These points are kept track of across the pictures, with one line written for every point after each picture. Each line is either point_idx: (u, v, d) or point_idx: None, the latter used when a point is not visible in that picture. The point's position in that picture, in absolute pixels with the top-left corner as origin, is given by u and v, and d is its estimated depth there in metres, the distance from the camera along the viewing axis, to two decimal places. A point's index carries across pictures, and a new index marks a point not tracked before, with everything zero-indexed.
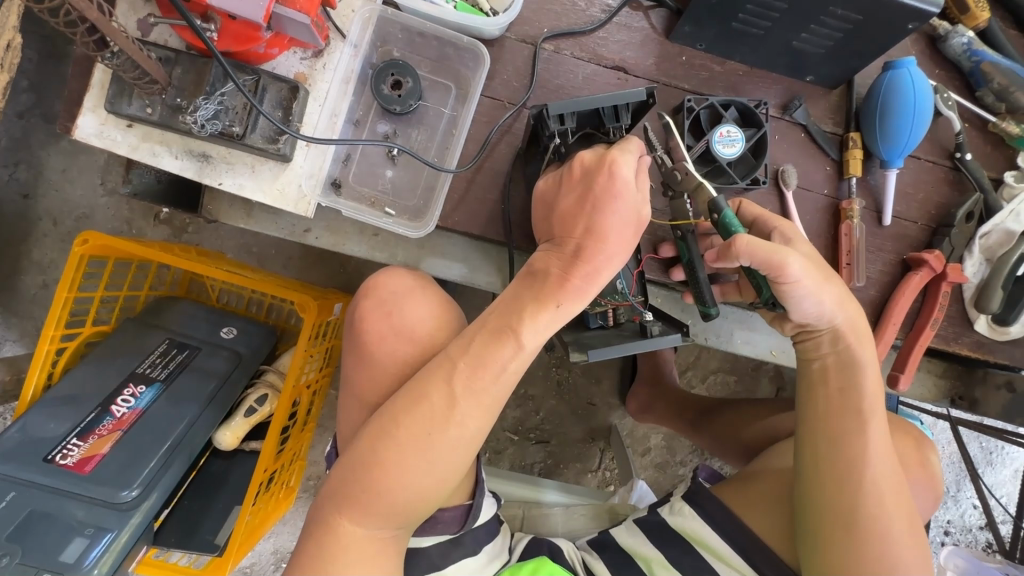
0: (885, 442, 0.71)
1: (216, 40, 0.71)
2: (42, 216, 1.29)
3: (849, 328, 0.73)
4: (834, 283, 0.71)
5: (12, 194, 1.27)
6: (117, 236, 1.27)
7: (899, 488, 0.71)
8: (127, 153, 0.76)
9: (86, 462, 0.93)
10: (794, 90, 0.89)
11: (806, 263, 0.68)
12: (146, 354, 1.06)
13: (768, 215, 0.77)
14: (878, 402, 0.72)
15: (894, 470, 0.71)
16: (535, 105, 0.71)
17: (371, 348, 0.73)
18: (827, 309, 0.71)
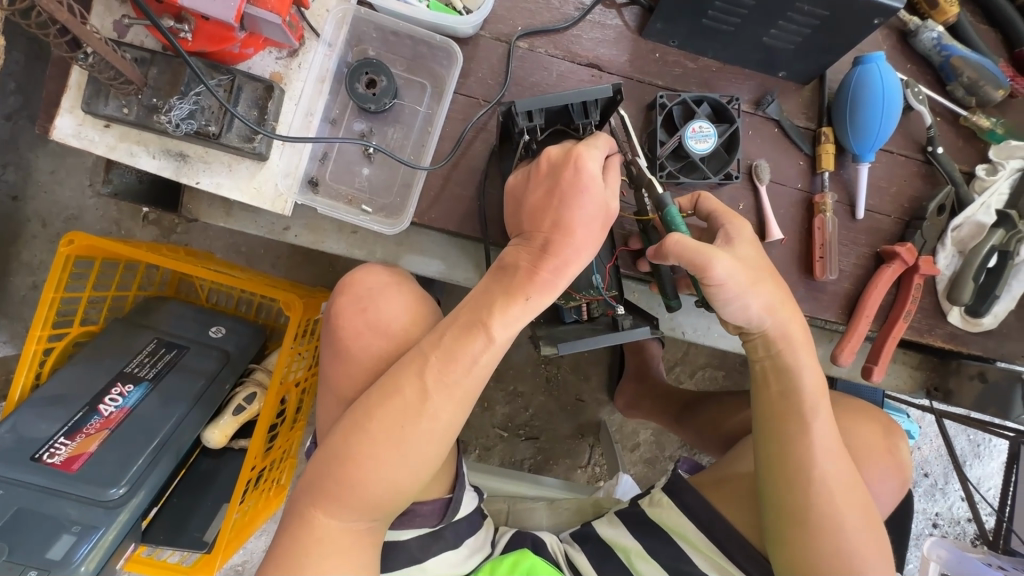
0: (830, 441, 0.74)
1: (190, 41, 0.72)
2: (31, 217, 1.30)
3: (789, 329, 0.75)
4: (762, 287, 0.72)
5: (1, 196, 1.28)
6: (105, 237, 1.28)
7: (850, 484, 0.74)
8: (105, 153, 0.77)
9: (74, 460, 0.94)
10: (767, 86, 0.90)
11: (731, 266, 0.70)
12: (134, 353, 1.07)
13: (723, 210, 0.78)
14: (821, 402, 0.75)
15: (842, 466, 0.74)
16: (505, 102, 0.72)
17: (348, 343, 0.74)
18: (755, 314, 0.73)
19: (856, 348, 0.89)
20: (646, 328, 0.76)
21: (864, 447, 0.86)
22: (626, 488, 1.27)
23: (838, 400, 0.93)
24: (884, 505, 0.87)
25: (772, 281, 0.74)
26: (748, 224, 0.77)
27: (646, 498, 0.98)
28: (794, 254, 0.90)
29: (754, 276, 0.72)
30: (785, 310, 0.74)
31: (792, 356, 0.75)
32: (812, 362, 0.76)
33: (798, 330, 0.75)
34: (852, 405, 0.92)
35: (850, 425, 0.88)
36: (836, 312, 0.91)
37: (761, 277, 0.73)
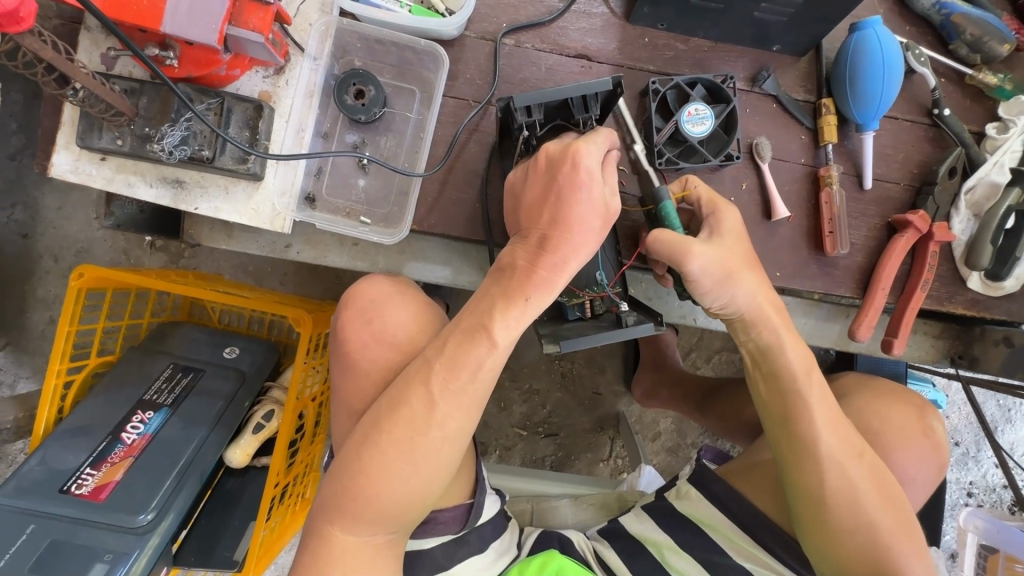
0: (830, 417, 0.72)
1: (177, 67, 0.73)
2: (42, 254, 1.33)
3: (766, 307, 0.73)
4: (742, 277, 0.71)
5: (12, 234, 1.30)
6: (116, 267, 1.30)
7: (861, 457, 0.72)
8: (102, 186, 0.78)
9: (101, 489, 0.96)
10: (762, 61, 0.88)
11: (708, 262, 0.70)
12: (152, 381, 1.09)
13: (709, 197, 0.76)
14: (814, 376, 0.73)
15: (848, 441, 0.72)
16: (499, 99, 0.70)
17: (354, 355, 0.73)
18: (735, 302, 0.73)
19: (874, 322, 0.87)
20: (649, 325, 0.75)
21: (887, 424, 0.84)
22: (649, 480, 1.26)
23: (865, 381, 0.91)
24: (920, 486, 0.84)
25: (746, 268, 0.73)
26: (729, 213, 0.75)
27: (673, 491, 0.98)
28: (802, 230, 0.88)
29: (728, 267, 0.71)
30: (760, 289, 0.73)
31: (778, 333, 0.73)
32: (798, 337, 0.75)
33: (779, 308, 0.74)
34: (879, 386, 0.89)
35: (874, 403, 0.86)
36: (851, 287, 0.89)
37: (734, 266, 0.72)
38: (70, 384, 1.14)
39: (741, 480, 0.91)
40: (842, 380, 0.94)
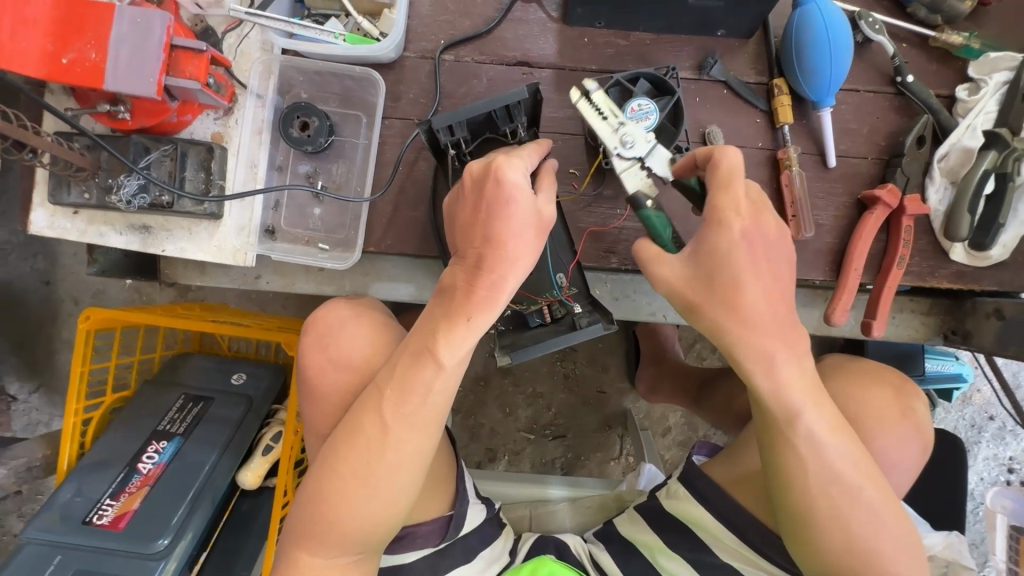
0: (869, 505, 0.63)
1: (131, 119, 0.76)
2: (64, 298, 1.41)
3: (784, 383, 0.62)
4: (738, 292, 0.61)
5: (35, 283, 1.40)
6: (130, 305, 1.38)
7: (900, 533, 0.64)
8: (76, 238, 0.83)
9: (120, 518, 1.01)
10: (708, 47, 0.86)
11: (681, 281, 0.64)
12: (165, 412, 1.14)
13: (717, 184, 0.63)
14: (847, 466, 0.62)
15: (890, 525, 0.63)
16: (418, 118, 0.69)
17: (315, 382, 0.76)
18: (731, 323, 0.62)
19: (850, 304, 0.83)
20: (599, 325, 0.78)
21: (874, 414, 0.80)
22: (649, 477, 1.25)
23: (843, 364, 0.87)
24: (904, 470, 0.81)
25: (744, 316, 0.61)
26: (732, 222, 0.61)
27: (663, 490, 0.96)
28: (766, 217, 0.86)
29: (700, 300, 0.63)
30: (772, 358, 0.62)
31: (798, 423, 0.62)
32: (825, 414, 0.63)
33: (801, 383, 0.62)
34: (857, 370, 0.85)
35: (857, 392, 0.81)
36: (823, 270, 0.86)
37: (710, 301, 0.63)
38: (89, 420, 1.22)
39: (726, 476, 0.88)
40: (821, 363, 0.90)
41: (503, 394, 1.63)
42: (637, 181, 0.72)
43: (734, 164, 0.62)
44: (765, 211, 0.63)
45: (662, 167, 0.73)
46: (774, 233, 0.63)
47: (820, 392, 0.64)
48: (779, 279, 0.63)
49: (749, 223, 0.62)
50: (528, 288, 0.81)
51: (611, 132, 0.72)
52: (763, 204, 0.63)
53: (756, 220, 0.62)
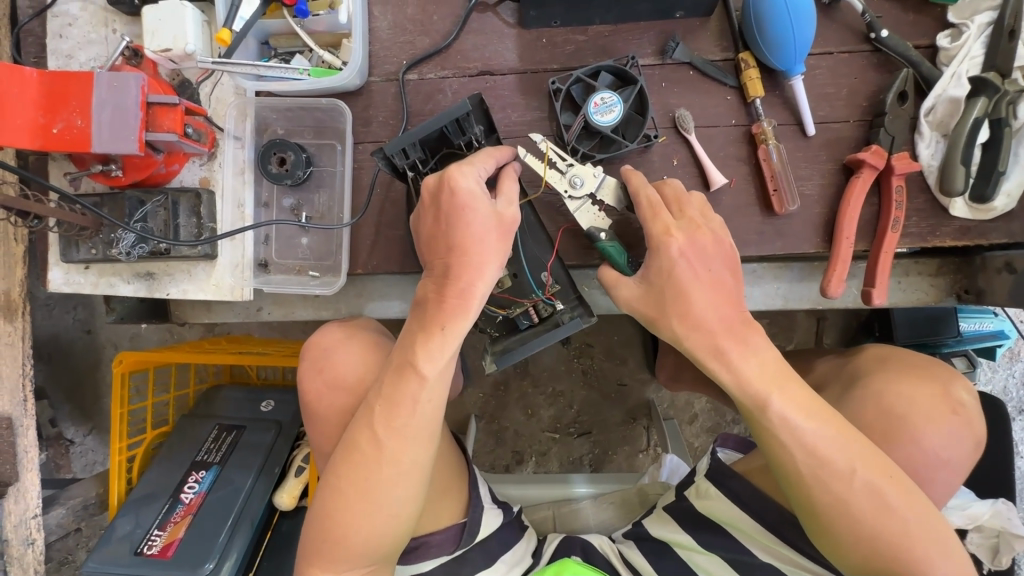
0: (869, 486, 0.61)
1: (123, 175, 0.82)
2: (104, 344, 1.51)
3: (746, 376, 0.64)
4: (689, 296, 0.65)
5: (77, 333, 1.50)
6: (163, 345, 1.47)
7: (914, 516, 0.61)
8: (90, 291, 0.89)
9: (168, 547, 1.08)
10: (668, 31, 0.84)
11: (637, 296, 0.69)
12: (202, 442, 1.21)
13: (647, 207, 0.70)
14: (833, 448, 0.61)
15: (898, 505, 0.61)
16: (374, 149, 0.72)
17: (314, 404, 0.79)
18: (687, 320, 0.66)
19: (846, 275, 0.80)
20: (580, 320, 0.79)
21: (917, 411, 0.72)
22: (671, 468, 1.23)
23: (888, 358, 0.80)
24: (956, 468, 0.73)
25: (692, 324, 0.66)
26: (669, 241, 0.66)
27: (691, 489, 0.95)
28: (748, 194, 0.84)
29: (655, 315, 0.68)
30: (729, 354, 0.65)
31: (771, 411, 0.62)
32: (796, 396, 0.63)
33: (765, 372, 0.64)
34: (899, 363, 0.78)
35: (895, 387, 0.74)
36: (815, 242, 0.83)
37: (663, 313, 0.67)
38: (133, 456, 1.30)
39: (758, 474, 0.86)
40: (861, 356, 0.83)
41: (523, 396, 1.64)
42: (592, 217, 0.78)
43: (651, 193, 0.70)
44: (699, 226, 0.68)
45: (612, 195, 0.78)
46: (712, 244, 0.67)
47: (791, 377, 0.64)
48: (724, 283, 0.66)
49: (685, 240, 0.67)
50: (509, 291, 0.81)
51: (560, 177, 0.78)
52: (700, 223, 0.68)
53: (691, 235, 0.67)
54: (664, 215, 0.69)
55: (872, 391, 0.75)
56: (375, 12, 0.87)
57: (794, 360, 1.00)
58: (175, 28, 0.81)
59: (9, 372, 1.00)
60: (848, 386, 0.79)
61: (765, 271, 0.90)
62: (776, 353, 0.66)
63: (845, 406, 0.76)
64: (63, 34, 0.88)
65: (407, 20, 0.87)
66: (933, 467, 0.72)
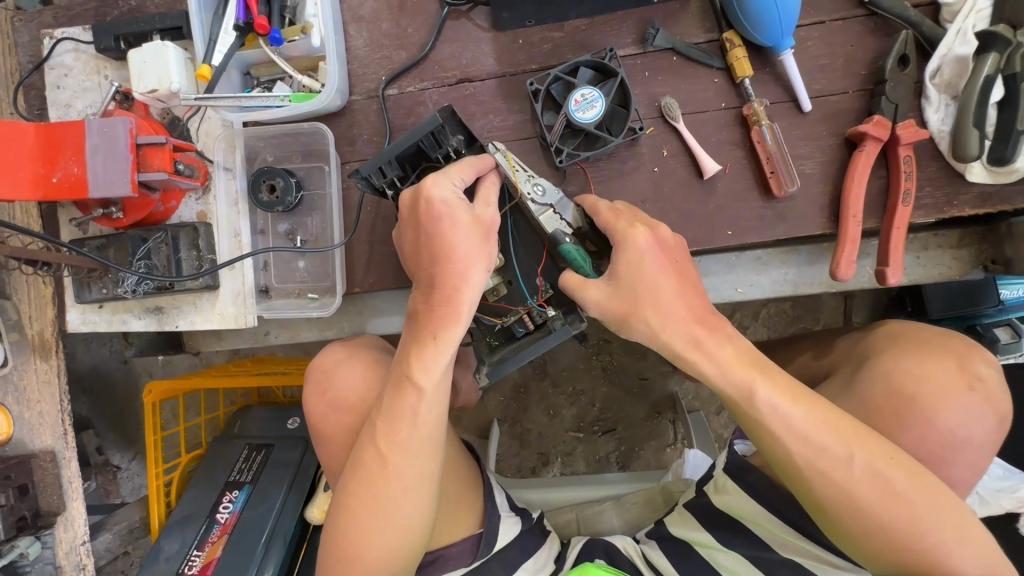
0: (872, 470, 0.60)
1: (124, 216, 0.84)
2: (140, 372, 1.58)
3: (724, 363, 0.64)
4: (659, 292, 0.66)
5: (115, 364, 1.57)
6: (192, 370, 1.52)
7: (925, 501, 0.59)
8: (106, 328, 0.92)
9: (207, 566, 1.12)
10: (648, 17, 0.81)
11: (604, 299, 0.68)
12: (234, 463, 1.24)
13: (607, 211, 0.71)
14: (826, 435, 0.61)
15: (905, 489, 0.60)
16: (351, 172, 0.73)
17: (320, 426, 0.81)
18: (660, 319, 0.66)
19: (856, 256, 0.76)
20: (568, 328, 0.76)
21: (929, 386, 0.72)
22: (694, 464, 1.19)
23: (900, 335, 0.79)
24: (980, 447, 0.71)
25: (667, 316, 0.66)
26: (635, 236, 0.67)
27: (712, 484, 0.94)
28: (743, 178, 0.80)
29: (627, 313, 0.67)
30: (708, 345, 0.65)
31: (757, 400, 0.62)
32: (778, 383, 0.63)
33: (741, 359, 0.64)
34: (910, 341, 0.77)
35: (908, 364, 0.74)
36: (820, 223, 0.79)
37: (638, 308, 0.66)
38: (170, 480, 1.35)
39: None
40: (876, 332, 0.83)
41: (544, 397, 1.62)
42: (556, 223, 0.75)
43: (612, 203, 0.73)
44: (658, 224, 0.70)
45: (574, 216, 0.77)
46: (672, 238, 0.70)
47: (769, 365, 0.65)
48: (683, 279, 0.68)
49: (649, 234, 0.68)
50: (505, 299, 0.80)
51: (524, 179, 0.75)
52: (659, 222, 0.71)
53: (654, 232, 0.69)
54: (626, 216, 0.71)
55: (880, 370, 0.75)
56: (351, 31, 0.87)
57: (811, 345, 0.96)
58: (159, 68, 0.83)
59: (49, 408, 1.04)
60: (858, 367, 0.79)
61: (771, 257, 0.86)
62: (748, 343, 0.67)
63: (855, 388, 0.76)
64: (60, 85, 0.91)
65: (383, 35, 0.87)
66: (952, 448, 0.71)
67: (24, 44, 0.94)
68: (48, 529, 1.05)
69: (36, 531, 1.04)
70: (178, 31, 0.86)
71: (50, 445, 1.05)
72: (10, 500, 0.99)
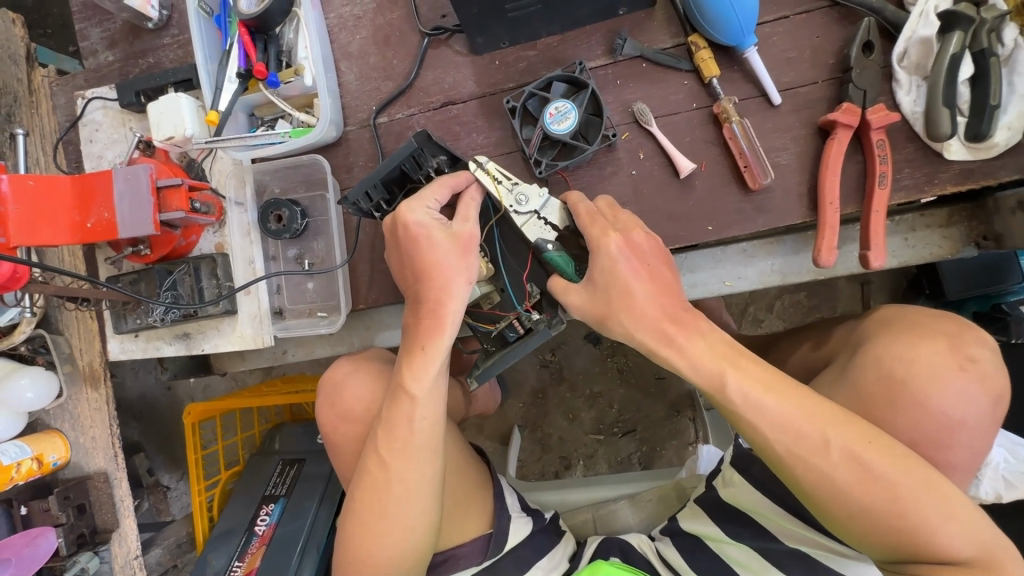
0: (848, 452, 0.62)
1: (151, 253, 0.93)
2: (183, 396, 1.69)
3: (695, 359, 0.68)
4: (634, 293, 0.70)
5: (160, 389, 1.69)
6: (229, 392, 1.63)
7: (903, 476, 0.61)
8: (142, 355, 1.02)
9: None
10: (615, 28, 0.85)
11: (582, 302, 0.74)
12: (269, 478, 1.32)
13: (584, 217, 0.75)
14: (799, 420, 0.64)
15: (884, 469, 0.61)
16: (341, 200, 0.81)
17: (332, 436, 0.87)
18: (639, 317, 0.70)
19: (836, 241, 0.77)
20: (547, 330, 0.82)
21: (919, 371, 0.71)
22: (709, 459, 1.20)
23: (891, 320, 0.80)
24: (977, 427, 0.71)
25: (638, 316, 0.70)
26: (608, 241, 0.71)
27: (720, 479, 0.96)
28: (720, 174, 0.82)
29: (604, 314, 0.72)
30: (680, 341, 0.69)
31: (728, 391, 0.66)
32: (747, 372, 0.66)
33: (714, 352, 0.68)
34: (900, 325, 0.77)
35: (897, 348, 0.74)
36: (800, 213, 0.80)
37: (613, 309, 0.71)
38: (212, 495, 1.44)
39: None
40: (868, 319, 0.83)
41: (563, 401, 1.63)
42: (539, 231, 0.79)
43: (589, 206, 0.76)
44: (631, 225, 0.73)
45: (558, 217, 0.80)
46: (647, 241, 0.72)
47: (741, 355, 0.68)
48: (661, 279, 0.71)
49: (622, 239, 0.72)
50: (497, 306, 0.85)
51: (505, 192, 0.79)
52: (634, 224, 0.74)
53: (628, 235, 0.72)
54: (603, 220, 0.74)
55: (871, 357, 0.75)
56: (342, 67, 0.94)
57: (811, 334, 0.96)
58: (174, 118, 0.91)
59: (101, 433, 1.13)
60: (854, 353, 0.79)
61: (756, 249, 0.88)
62: (723, 336, 0.70)
63: (850, 375, 0.76)
64: (93, 139, 1.02)
65: (371, 68, 0.93)
66: (947, 430, 0.70)
67: (61, 105, 1.05)
68: (104, 544, 1.14)
69: (95, 547, 1.13)
70: (189, 83, 0.96)
71: (103, 466, 1.14)
72: (69, 518, 1.09)
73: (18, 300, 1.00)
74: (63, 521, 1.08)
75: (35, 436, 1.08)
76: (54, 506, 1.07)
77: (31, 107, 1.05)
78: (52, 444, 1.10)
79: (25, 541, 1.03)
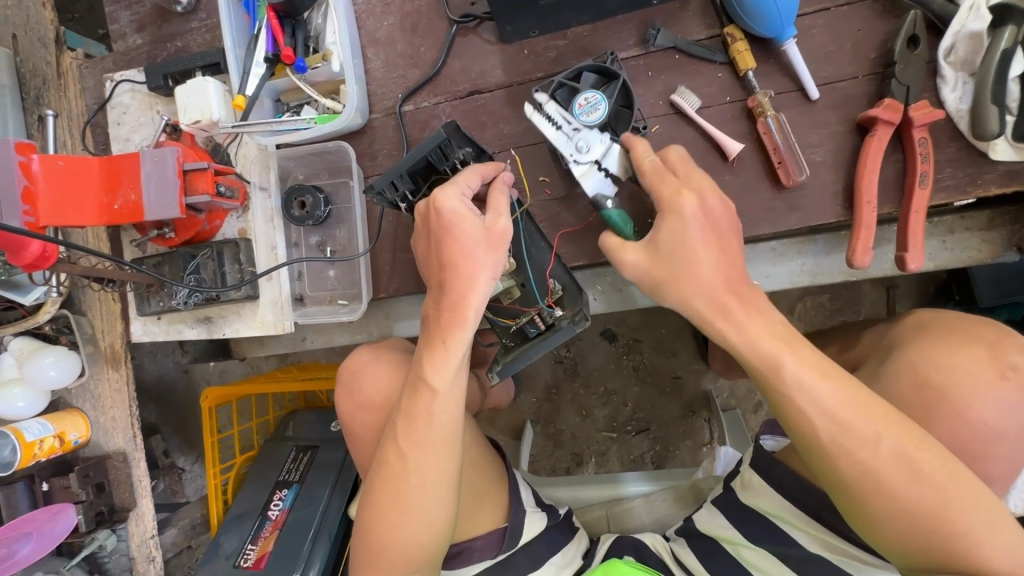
0: (893, 457, 0.60)
1: (175, 236, 0.93)
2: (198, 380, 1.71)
3: (753, 334, 0.66)
4: (703, 259, 0.68)
5: (177, 372, 1.71)
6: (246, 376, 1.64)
7: (949, 484, 0.59)
8: (164, 337, 1.03)
9: (260, 559, 1.19)
10: (649, 19, 0.83)
11: (637, 270, 0.72)
12: (282, 464, 1.33)
13: (651, 168, 0.72)
14: (852, 414, 0.61)
15: (932, 473, 0.60)
16: (366, 188, 0.80)
17: (349, 425, 0.88)
18: (708, 283, 0.68)
19: (872, 242, 0.74)
20: (570, 326, 0.80)
21: (959, 378, 0.69)
22: (725, 461, 1.21)
23: (927, 324, 0.77)
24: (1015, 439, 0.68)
25: (699, 284, 0.68)
26: (685, 206, 0.68)
27: (739, 481, 0.92)
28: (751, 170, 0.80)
29: (661, 278, 0.70)
30: (736, 313, 0.67)
31: (784, 372, 0.64)
32: (808, 358, 0.65)
33: (773, 332, 0.66)
34: (938, 330, 0.74)
35: (937, 354, 0.71)
36: (834, 211, 0.78)
37: (668, 277, 0.69)
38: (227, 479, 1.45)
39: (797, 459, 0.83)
40: (902, 323, 0.81)
41: (575, 397, 1.62)
42: (598, 182, 0.78)
43: (652, 161, 0.73)
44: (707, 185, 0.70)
45: (619, 166, 0.78)
46: (721, 207, 0.69)
47: (798, 338, 0.66)
48: (714, 259, 0.68)
49: (698, 201, 0.68)
50: (520, 301, 0.84)
51: (566, 139, 0.78)
52: (708, 185, 0.70)
53: (702, 198, 0.69)
54: (675, 179, 0.71)
55: (905, 361, 0.73)
56: (369, 54, 0.93)
57: (838, 337, 0.94)
58: (200, 101, 0.91)
59: (120, 414, 1.14)
60: (884, 358, 0.78)
61: (786, 247, 0.86)
62: (782, 318, 0.68)
63: (880, 377, 0.75)
64: (121, 122, 1.03)
65: (398, 55, 0.92)
66: (984, 441, 0.68)
67: (90, 87, 1.06)
68: (121, 523, 1.16)
69: (113, 524, 1.14)
70: (216, 68, 0.96)
71: (121, 446, 1.15)
72: (89, 496, 1.10)
73: (45, 280, 1.01)
74: (83, 499, 1.09)
75: (57, 414, 1.10)
76: (75, 484, 1.08)
77: (60, 89, 1.05)
78: (74, 422, 1.11)
79: (47, 516, 1.05)
